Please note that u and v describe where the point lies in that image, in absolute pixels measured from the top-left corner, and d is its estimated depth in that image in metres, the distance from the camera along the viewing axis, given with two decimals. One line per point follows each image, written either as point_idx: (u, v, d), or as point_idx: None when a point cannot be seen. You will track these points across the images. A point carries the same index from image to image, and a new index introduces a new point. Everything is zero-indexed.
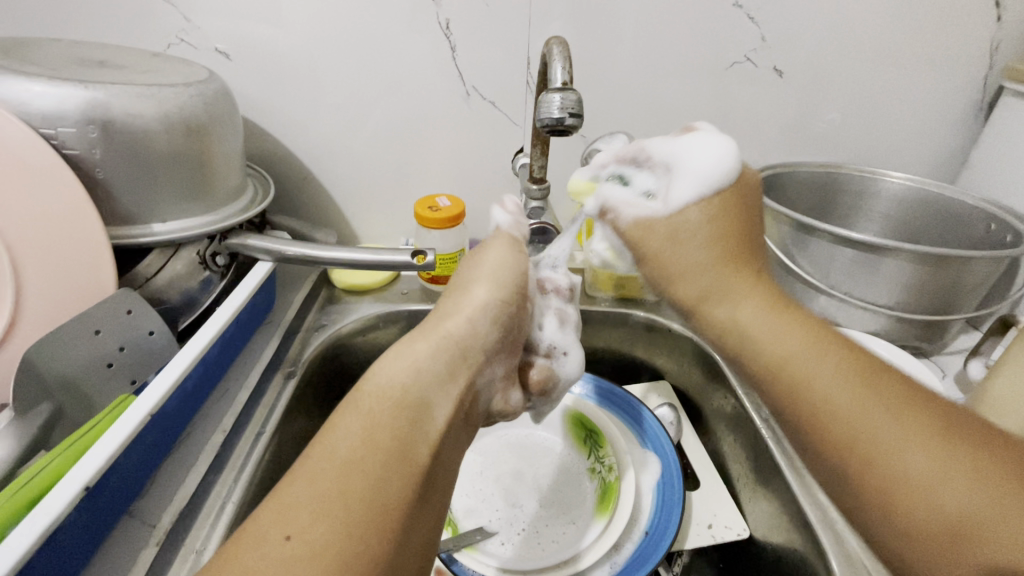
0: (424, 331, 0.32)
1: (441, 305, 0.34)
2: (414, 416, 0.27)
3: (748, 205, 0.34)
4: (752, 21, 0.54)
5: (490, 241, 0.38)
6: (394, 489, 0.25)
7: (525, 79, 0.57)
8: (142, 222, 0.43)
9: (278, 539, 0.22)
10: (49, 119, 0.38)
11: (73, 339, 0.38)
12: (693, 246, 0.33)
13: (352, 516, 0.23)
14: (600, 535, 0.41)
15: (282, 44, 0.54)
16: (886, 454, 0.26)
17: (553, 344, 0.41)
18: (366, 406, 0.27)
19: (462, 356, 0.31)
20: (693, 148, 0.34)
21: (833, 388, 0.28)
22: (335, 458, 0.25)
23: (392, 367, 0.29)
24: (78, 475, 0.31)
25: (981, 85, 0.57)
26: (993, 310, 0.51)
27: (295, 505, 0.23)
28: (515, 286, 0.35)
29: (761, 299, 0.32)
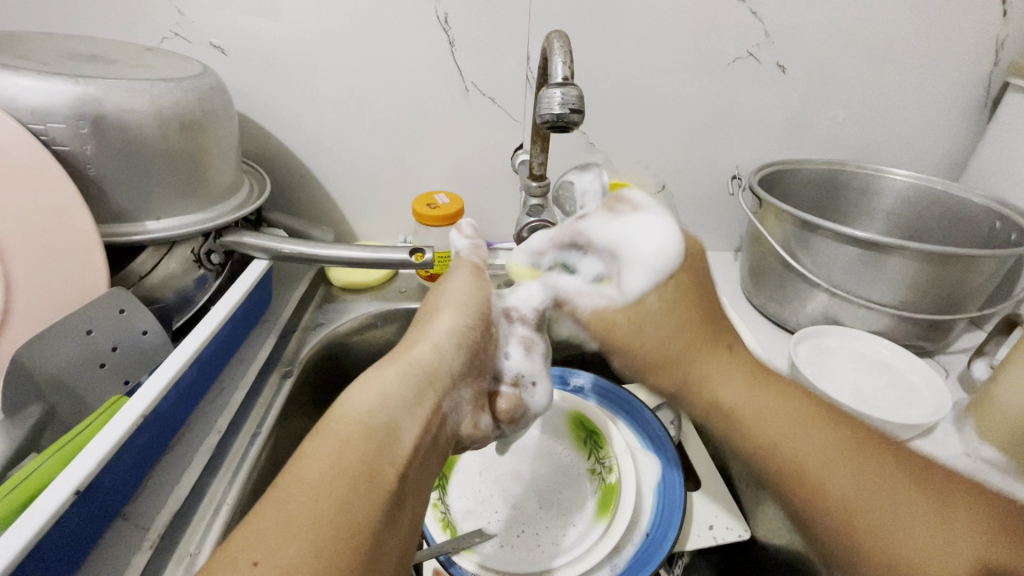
0: (390, 358, 0.31)
1: (408, 333, 0.34)
2: (384, 440, 0.27)
3: (700, 278, 0.36)
4: (755, 16, 0.53)
5: (454, 271, 0.38)
6: (363, 512, 0.24)
7: (525, 74, 0.56)
8: (135, 220, 0.42)
9: (245, 564, 0.22)
10: (39, 114, 0.37)
11: (64, 339, 0.37)
12: (668, 317, 0.35)
13: (320, 538, 0.23)
14: (600, 538, 0.40)
15: (278, 38, 0.53)
16: (873, 523, 0.27)
17: (520, 373, 0.40)
18: (335, 428, 0.26)
19: (428, 382, 0.31)
20: (633, 237, 0.36)
21: (814, 456, 0.30)
22: (303, 482, 0.24)
23: (359, 393, 0.28)
24: (70, 477, 0.31)
25: (987, 82, 0.57)
26: (997, 309, 0.50)
27: (265, 530, 0.23)
28: (479, 317, 0.35)
29: (732, 368, 0.34)
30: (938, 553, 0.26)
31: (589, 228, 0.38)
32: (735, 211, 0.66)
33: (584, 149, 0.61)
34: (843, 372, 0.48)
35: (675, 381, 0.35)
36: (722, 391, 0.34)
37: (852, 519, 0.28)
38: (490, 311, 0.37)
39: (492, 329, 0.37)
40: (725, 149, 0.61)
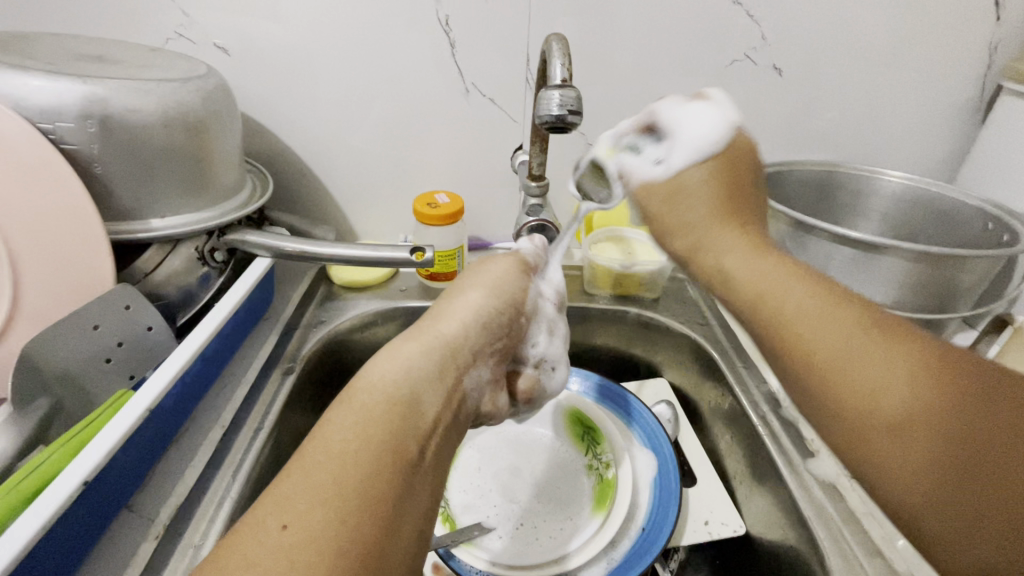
0: (418, 332, 0.32)
1: (435, 308, 0.35)
2: (407, 411, 0.27)
3: (743, 169, 0.36)
4: (752, 19, 0.54)
5: (501, 255, 0.40)
6: (386, 480, 0.25)
7: (525, 76, 0.57)
8: (140, 217, 0.43)
9: (275, 527, 0.22)
10: (48, 113, 0.38)
11: (69, 334, 0.37)
12: (693, 206, 0.35)
13: (347, 503, 0.23)
14: (596, 532, 0.41)
15: (281, 39, 0.54)
16: (853, 382, 0.26)
17: (544, 357, 0.41)
18: (359, 401, 0.27)
19: (454, 357, 0.31)
20: (693, 118, 0.37)
21: (816, 330, 0.28)
22: (328, 451, 0.25)
23: (385, 363, 0.29)
24: (77, 470, 0.32)
25: (980, 85, 0.57)
26: (989, 309, 0.51)
27: (293, 496, 0.23)
28: (507, 297, 0.36)
29: (743, 245, 0.34)
30: (912, 415, 0.24)
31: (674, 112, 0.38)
32: None
33: (583, 150, 0.62)
34: None
35: (695, 254, 0.36)
36: (736, 268, 0.33)
37: (827, 377, 0.27)
38: (519, 292, 0.38)
39: (522, 315, 0.38)
40: None
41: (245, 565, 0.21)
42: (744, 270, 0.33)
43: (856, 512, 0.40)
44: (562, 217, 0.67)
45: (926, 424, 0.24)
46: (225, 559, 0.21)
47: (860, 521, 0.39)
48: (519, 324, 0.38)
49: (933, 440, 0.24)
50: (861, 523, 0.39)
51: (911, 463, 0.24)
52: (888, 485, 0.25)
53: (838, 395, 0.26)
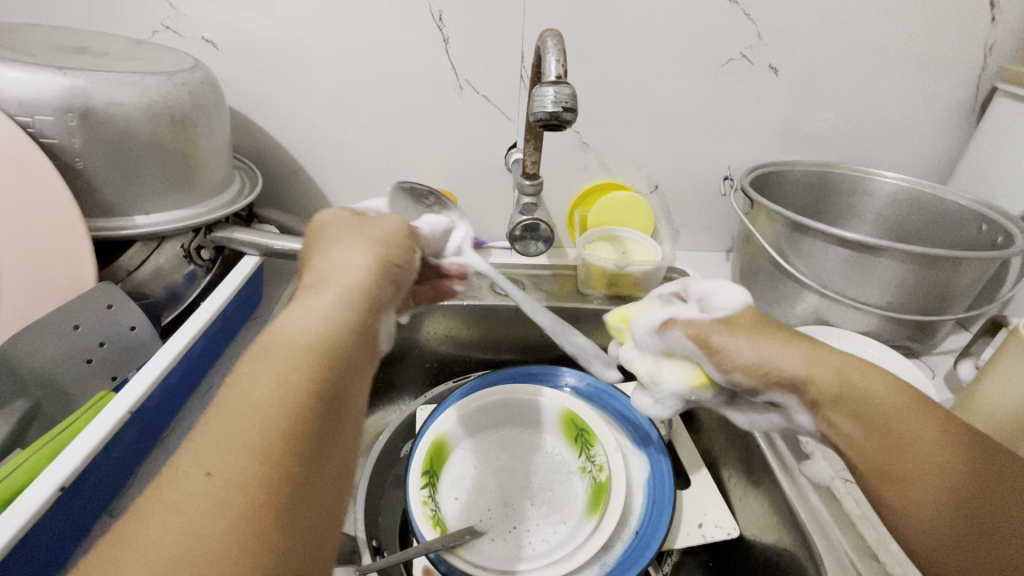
0: (321, 288, 0.29)
1: (314, 269, 0.31)
2: (326, 352, 0.25)
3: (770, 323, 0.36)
4: (748, 17, 0.53)
5: (378, 221, 0.36)
6: (307, 414, 0.23)
7: (519, 73, 0.56)
8: (124, 213, 0.42)
9: (196, 475, 0.20)
10: (27, 106, 0.37)
11: (48, 334, 0.37)
12: (796, 352, 0.33)
13: (273, 449, 0.21)
14: (589, 537, 0.40)
15: (270, 34, 0.53)
16: (905, 439, 0.29)
17: (459, 248, 0.47)
18: (275, 356, 0.24)
19: (370, 302, 0.30)
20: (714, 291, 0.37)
21: (906, 418, 0.30)
22: (243, 400, 0.22)
23: (292, 318, 0.26)
24: (54, 475, 0.30)
25: (975, 87, 0.57)
26: (983, 311, 0.51)
27: (212, 442, 0.21)
28: (393, 251, 0.34)
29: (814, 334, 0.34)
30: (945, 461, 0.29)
31: (371, 202, 0.43)
32: (727, 213, 0.67)
33: (577, 147, 0.61)
34: None
35: (833, 387, 0.32)
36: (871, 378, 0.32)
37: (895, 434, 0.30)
38: (408, 246, 0.35)
39: (413, 257, 0.36)
40: (717, 151, 0.62)
41: (170, 512, 0.19)
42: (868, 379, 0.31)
43: (850, 514, 0.39)
44: (556, 215, 0.66)
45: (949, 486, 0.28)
46: (149, 510, 0.19)
47: (854, 523, 0.39)
48: (411, 273, 0.36)
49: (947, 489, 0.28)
50: (854, 524, 0.39)
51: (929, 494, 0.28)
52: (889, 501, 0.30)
53: (903, 447, 0.29)
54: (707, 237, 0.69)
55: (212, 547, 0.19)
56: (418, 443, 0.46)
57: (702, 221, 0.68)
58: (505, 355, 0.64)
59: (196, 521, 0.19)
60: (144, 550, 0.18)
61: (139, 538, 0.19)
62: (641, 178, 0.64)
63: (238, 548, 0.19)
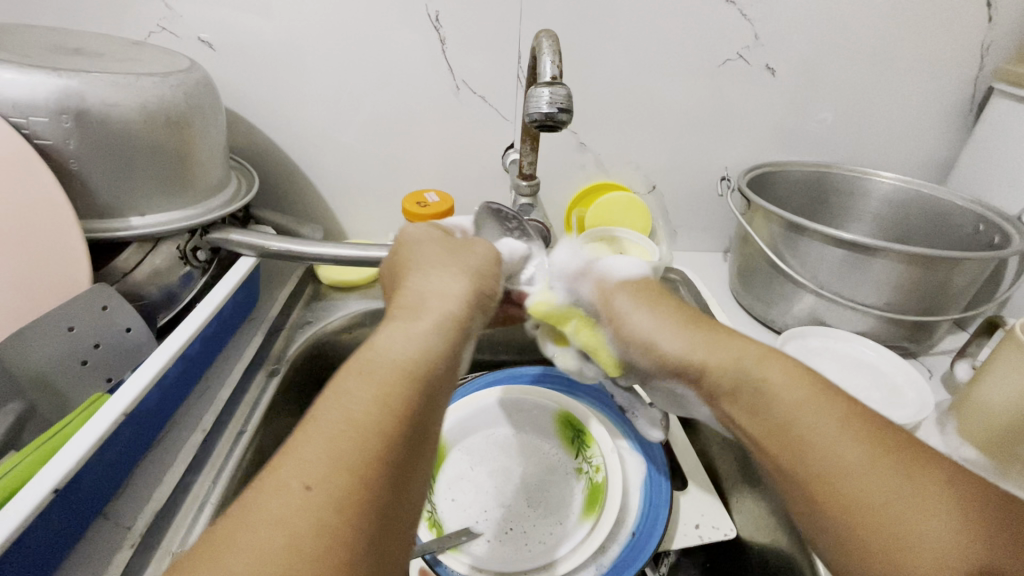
0: (418, 312, 0.30)
1: (410, 290, 0.32)
2: (425, 378, 0.26)
3: (662, 294, 0.39)
4: (744, 18, 0.53)
5: (473, 244, 0.38)
6: (400, 439, 0.23)
7: (516, 73, 0.56)
8: (119, 215, 0.42)
9: (297, 487, 0.20)
10: (21, 107, 0.37)
11: (43, 337, 0.36)
12: (681, 335, 0.35)
13: (368, 470, 0.22)
14: (585, 538, 0.40)
15: (267, 34, 0.53)
16: (838, 476, 0.27)
17: (535, 279, 0.43)
18: (374, 376, 0.25)
19: (461, 330, 0.30)
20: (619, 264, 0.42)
21: (844, 451, 0.27)
22: (345, 416, 0.23)
23: (395, 339, 0.27)
24: (48, 477, 0.30)
25: (972, 87, 0.57)
26: (980, 311, 0.51)
27: (313, 455, 0.21)
28: (483, 278, 0.35)
29: (754, 350, 0.32)
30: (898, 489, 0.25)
31: (452, 222, 0.44)
32: (724, 213, 0.67)
33: (574, 148, 0.61)
34: (828, 371, 0.49)
35: (727, 381, 0.32)
36: (780, 396, 0.30)
37: (833, 479, 0.27)
38: (496, 272, 0.37)
39: (498, 284, 0.37)
40: (714, 151, 0.62)
41: (271, 523, 0.19)
42: (787, 387, 0.30)
43: None
44: (554, 214, 0.66)
45: (938, 528, 0.24)
46: (249, 518, 0.20)
47: None
48: (496, 300, 0.36)
49: (935, 530, 0.24)
50: None
51: (921, 552, 0.23)
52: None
53: (859, 496, 0.26)
54: (705, 237, 0.69)
55: (308, 565, 0.19)
56: None
57: (699, 222, 0.68)
58: (503, 356, 0.64)
59: (294, 535, 0.19)
60: (242, 558, 0.18)
61: (241, 546, 0.19)
62: (638, 178, 0.64)
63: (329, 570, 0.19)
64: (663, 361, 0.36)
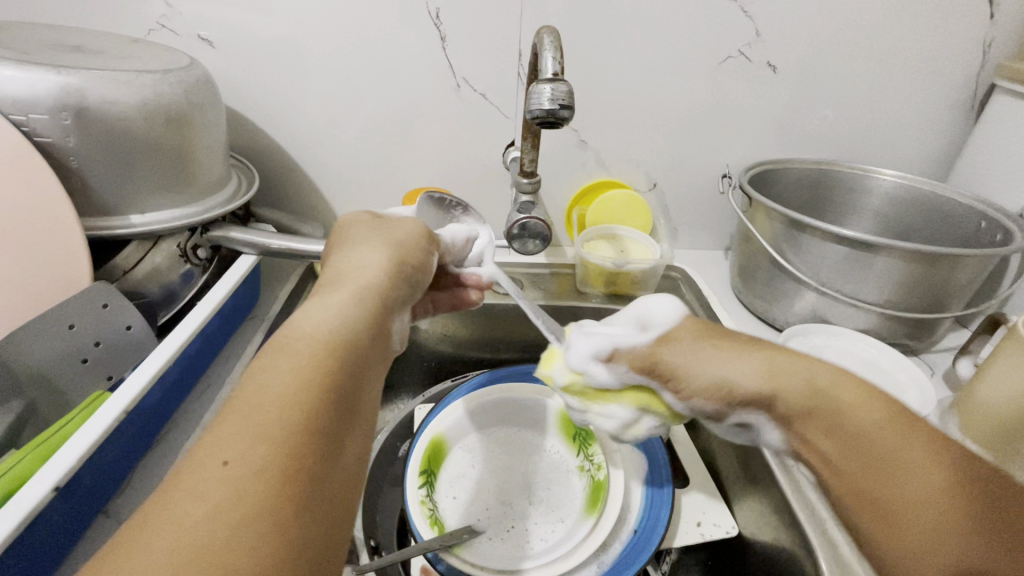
0: (335, 287, 0.29)
1: (331, 270, 0.31)
2: (343, 346, 0.25)
3: (718, 334, 0.34)
4: (746, 15, 0.53)
5: (399, 222, 0.37)
6: (324, 407, 0.22)
7: (517, 71, 0.56)
8: (120, 213, 0.41)
9: (215, 463, 0.19)
10: (20, 105, 0.36)
11: (44, 335, 0.36)
12: (749, 362, 0.30)
13: (292, 441, 0.21)
14: (587, 536, 0.40)
15: (267, 32, 0.52)
16: (882, 461, 0.26)
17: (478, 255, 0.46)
18: (294, 350, 0.24)
19: (383, 301, 0.29)
20: (658, 308, 0.35)
21: (890, 442, 0.26)
22: (264, 392, 0.22)
23: (311, 313, 0.26)
24: (48, 475, 0.30)
25: (974, 84, 0.57)
26: (982, 308, 0.50)
27: (231, 431, 0.20)
28: (407, 253, 0.34)
29: (819, 359, 0.30)
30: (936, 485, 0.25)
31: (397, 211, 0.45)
32: (725, 211, 0.67)
33: (575, 145, 0.61)
34: None
35: (802, 399, 0.29)
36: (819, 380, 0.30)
37: (876, 465, 0.26)
38: (424, 249, 0.36)
39: (428, 262, 0.36)
40: (715, 149, 0.62)
41: (189, 502, 0.18)
42: (836, 386, 0.29)
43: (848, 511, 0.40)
44: (555, 212, 0.66)
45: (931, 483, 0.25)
46: (166, 500, 0.19)
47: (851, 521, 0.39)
48: (426, 277, 0.36)
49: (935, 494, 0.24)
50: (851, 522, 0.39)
51: (920, 506, 0.24)
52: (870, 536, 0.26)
53: (893, 484, 0.25)
54: (706, 235, 0.69)
55: (231, 537, 0.18)
56: (416, 442, 0.46)
57: (700, 220, 0.67)
58: (504, 354, 0.64)
59: (215, 510, 0.18)
60: (160, 541, 0.17)
61: (158, 528, 0.18)
62: (639, 176, 0.63)
63: (253, 538, 0.18)
64: (729, 400, 0.31)
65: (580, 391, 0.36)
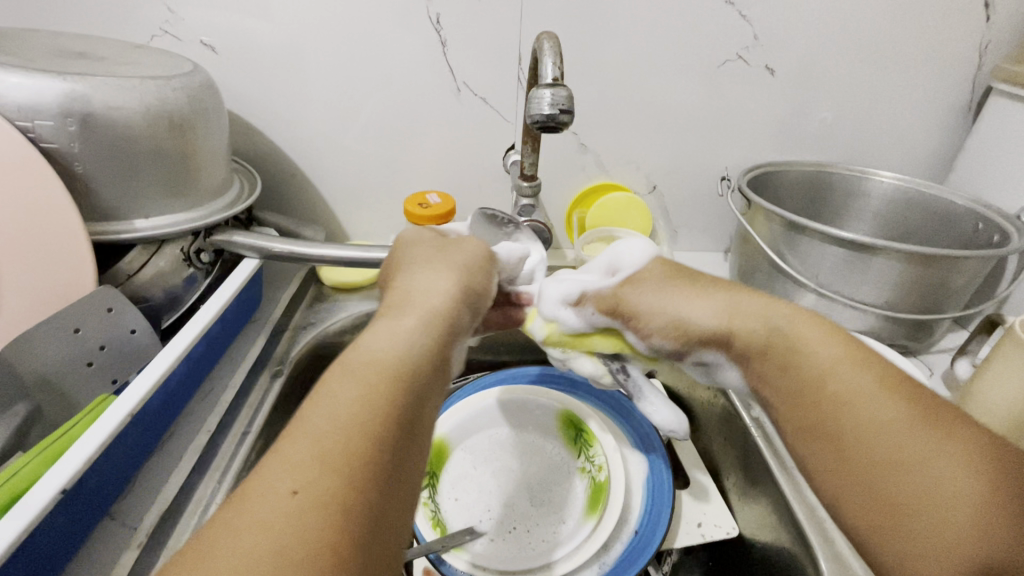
0: (405, 311, 0.30)
1: (397, 291, 0.32)
2: (409, 375, 0.25)
3: (682, 272, 0.37)
4: (744, 19, 0.54)
5: (469, 242, 0.38)
6: (387, 439, 0.23)
7: (517, 75, 0.56)
8: (124, 217, 0.42)
9: (284, 490, 0.20)
10: (26, 111, 0.37)
11: (50, 339, 0.37)
12: (708, 302, 0.34)
13: (354, 471, 0.21)
14: (588, 536, 0.41)
15: (269, 37, 0.53)
16: (868, 429, 0.27)
17: (531, 271, 0.44)
18: (359, 375, 0.24)
19: (447, 327, 0.30)
20: (630, 253, 0.39)
21: (878, 407, 0.27)
22: (334, 419, 0.22)
23: (377, 338, 0.27)
24: (54, 478, 0.30)
25: (971, 86, 0.58)
26: (980, 309, 0.51)
27: (300, 458, 0.21)
28: (473, 276, 0.35)
29: (791, 314, 0.32)
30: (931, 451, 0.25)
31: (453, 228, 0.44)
32: (724, 212, 0.67)
33: (575, 148, 0.61)
34: None
35: (760, 339, 0.32)
36: (815, 353, 0.30)
37: (865, 433, 0.27)
38: (487, 271, 0.37)
39: (491, 287, 0.37)
40: (714, 151, 0.62)
41: (254, 528, 0.19)
42: (826, 354, 0.30)
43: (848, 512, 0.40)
44: (555, 215, 0.67)
45: (938, 450, 0.25)
46: (233, 527, 0.19)
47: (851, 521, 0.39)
48: (489, 298, 0.36)
49: (944, 466, 0.24)
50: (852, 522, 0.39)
51: (918, 472, 0.25)
52: (869, 505, 0.26)
53: (886, 459, 0.26)
54: (705, 236, 0.69)
55: (296, 572, 0.18)
56: None
57: (700, 222, 0.68)
58: (505, 356, 0.64)
59: (281, 538, 0.18)
60: (231, 568, 0.17)
61: (228, 558, 0.18)
62: (639, 178, 0.64)
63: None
64: (688, 334, 0.34)
65: (558, 340, 0.41)
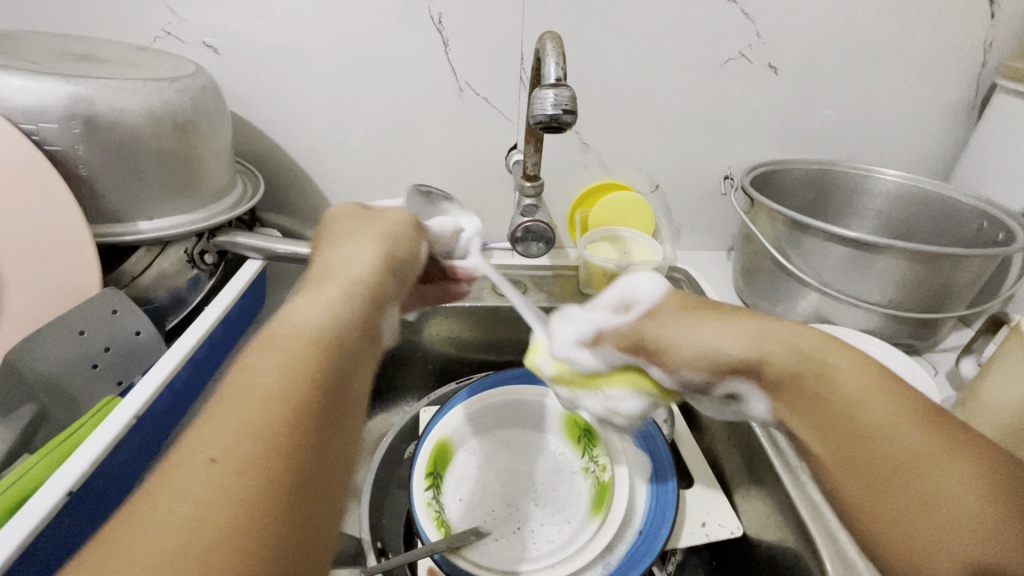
0: (325, 281, 0.29)
1: (321, 263, 0.31)
2: (329, 342, 0.25)
3: (698, 299, 0.35)
4: (746, 17, 0.53)
5: (390, 213, 0.37)
6: (315, 406, 0.23)
7: (519, 74, 0.56)
8: (128, 220, 0.42)
9: (202, 461, 0.20)
10: (31, 114, 0.37)
11: (56, 341, 0.37)
12: (733, 330, 0.32)
13: (281, 438, 0.21)
14: (593, 537, 0.41)
15: (271, 38, 0.53)
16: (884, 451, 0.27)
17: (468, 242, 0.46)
18: (280, 345, 0.24)
19: (373, 298, 0.30)
20: (640, 286, 0.36)
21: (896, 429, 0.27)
22: (251, 390, 0.22)
23: (300, 309, 0.27)
24: (62, 479, 0.31)
25: (975, 84, 0.57)
26: (985, 308, 0.50)
27: (221, 429, 0.21)
28: (399, 244, 0.34)
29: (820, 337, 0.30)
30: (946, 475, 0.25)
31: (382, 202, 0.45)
32: (727, 211, 0.67)
33: (577, 148, 0.61)
34: None
35: (787, 365, 0.30)
36: (829, 369, 0.29)
37: (886, 458, 0.26)
38: (413, 240, 0.36)
39: (420, 254, 0.37)
40: (717, 150, 0.62)
41: (181, 502, 0.19)
42: (845, 375, 0.29)
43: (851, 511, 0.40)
44: (557, 214, 0.67)
45: (955, 478, 0.25)
46: (154, 500, 0.19)
47: None
48: (417, 266, 0.37)
49: (975, 499, 0.24)
50: None
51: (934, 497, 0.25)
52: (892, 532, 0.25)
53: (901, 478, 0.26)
54: (708, 235, 0.69)
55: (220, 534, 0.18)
56: (421, 444, 0.46)
57: (703, 221, 0.68)
58: (507, 356, 0.64)
59: (207, 506, 0.19)
60: (154, 538, 0.18)
61: (147, 534, 0.18)
62: (641, 178, 0.64)
63: (243, 535, 0.18)
64: (717, 363, 0.31)
65: (569, 380, 0.36)
